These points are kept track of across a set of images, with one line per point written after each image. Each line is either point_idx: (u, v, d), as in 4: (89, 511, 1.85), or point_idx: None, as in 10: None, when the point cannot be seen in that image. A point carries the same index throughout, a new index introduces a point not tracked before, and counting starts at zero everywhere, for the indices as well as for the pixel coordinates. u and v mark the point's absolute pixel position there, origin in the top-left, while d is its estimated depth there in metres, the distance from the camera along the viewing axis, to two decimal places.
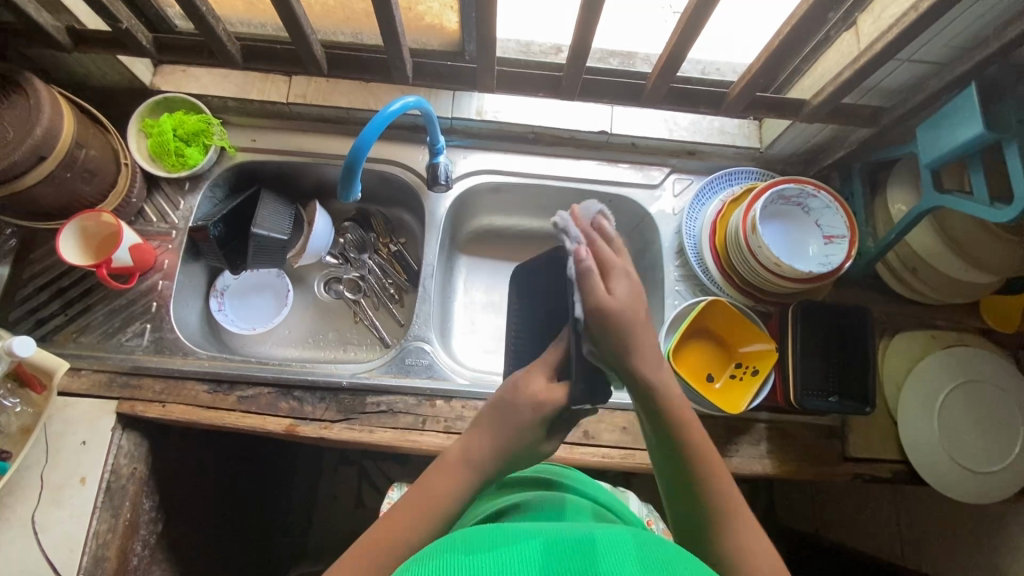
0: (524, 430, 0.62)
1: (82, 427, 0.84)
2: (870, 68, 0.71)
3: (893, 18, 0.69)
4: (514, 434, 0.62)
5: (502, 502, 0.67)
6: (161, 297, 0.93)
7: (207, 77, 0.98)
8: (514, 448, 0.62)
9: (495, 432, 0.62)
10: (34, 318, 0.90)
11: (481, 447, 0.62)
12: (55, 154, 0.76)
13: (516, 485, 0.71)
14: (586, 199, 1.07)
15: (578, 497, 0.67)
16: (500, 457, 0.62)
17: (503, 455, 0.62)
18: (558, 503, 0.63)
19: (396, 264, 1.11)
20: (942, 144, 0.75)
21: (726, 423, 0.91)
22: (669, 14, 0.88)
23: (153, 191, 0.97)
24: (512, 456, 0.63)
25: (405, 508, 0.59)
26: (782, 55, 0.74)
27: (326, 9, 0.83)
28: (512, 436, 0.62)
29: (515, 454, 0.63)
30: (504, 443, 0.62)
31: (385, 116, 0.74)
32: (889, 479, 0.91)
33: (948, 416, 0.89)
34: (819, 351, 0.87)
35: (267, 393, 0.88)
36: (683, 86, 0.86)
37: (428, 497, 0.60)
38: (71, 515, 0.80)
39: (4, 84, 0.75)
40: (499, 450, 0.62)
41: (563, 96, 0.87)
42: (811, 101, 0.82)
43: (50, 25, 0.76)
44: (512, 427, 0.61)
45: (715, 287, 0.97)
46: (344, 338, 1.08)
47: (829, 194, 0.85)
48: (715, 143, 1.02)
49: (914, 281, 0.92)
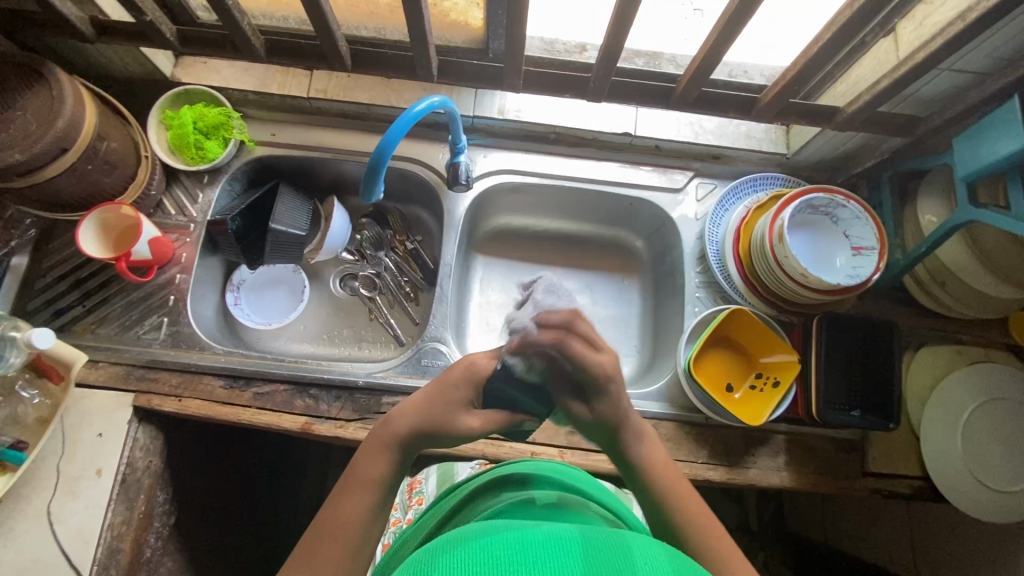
0: (449, 392, 0.62)
1: (98, 419, 0.84)
2: (910, 76, 0.69)
3: (938, 26, 0.67)
4: (439, 397, 0.62)
5: (498, 497, 0.64)
6: (178, 291, 0.93)
7: (229, 69, 0.97)
8: (437, 416, 0.61)
9: (428, 400, 0.62)
10: (52, 309, 0.90)
11: (410, 412, 0.61)
12: (77, 146, 0.76)
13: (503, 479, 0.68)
14: (607, 202, 1.06)
15: (578, 495, 0.65)
16: (419, 421, 0.61)
17: (429, 423, 0.61)
18: (545, 499, 0.60)
19: (412, 261, 1.10)
20: (981, 157, 0.72)
21: (745, 434, 0.90)
22: (690, 11, 0.82)
23: (172, 183, 0.96)
24: (439, 426, 0.61)
25: (348, 486, 0.59)
26: (820, 62, 0.72)
27: (350, 2, 0.80)
28: (444, 403, 0.61)
29: (436, 429, 0.61)
30: (427, 409, 0.61)
31: (411, 115, 0.74)
32: (909, 495, 0.89)
33: (973, 433, 0.86)
34: (842, 365, 0.86)
35: (283, 390, 0.87)
36: (714, 90, 0.84)
37: (360, 474, 0.60)
38: (86, 506, 0.81)
39: (28, 75, 0.75)
40: (422, 415, 0.61)
41: (591, 98, 0.87)
42: (845, 108, 0.80)
43: (73, 15, 0.75)
44: (446, 400, 0.61)
45: (737, 294, 0.95)
46: (359, 335, 1.07)
47: (859, 204, 0.83)
48: (741, 148, 1.00)
49: (942, 295, 0.90)
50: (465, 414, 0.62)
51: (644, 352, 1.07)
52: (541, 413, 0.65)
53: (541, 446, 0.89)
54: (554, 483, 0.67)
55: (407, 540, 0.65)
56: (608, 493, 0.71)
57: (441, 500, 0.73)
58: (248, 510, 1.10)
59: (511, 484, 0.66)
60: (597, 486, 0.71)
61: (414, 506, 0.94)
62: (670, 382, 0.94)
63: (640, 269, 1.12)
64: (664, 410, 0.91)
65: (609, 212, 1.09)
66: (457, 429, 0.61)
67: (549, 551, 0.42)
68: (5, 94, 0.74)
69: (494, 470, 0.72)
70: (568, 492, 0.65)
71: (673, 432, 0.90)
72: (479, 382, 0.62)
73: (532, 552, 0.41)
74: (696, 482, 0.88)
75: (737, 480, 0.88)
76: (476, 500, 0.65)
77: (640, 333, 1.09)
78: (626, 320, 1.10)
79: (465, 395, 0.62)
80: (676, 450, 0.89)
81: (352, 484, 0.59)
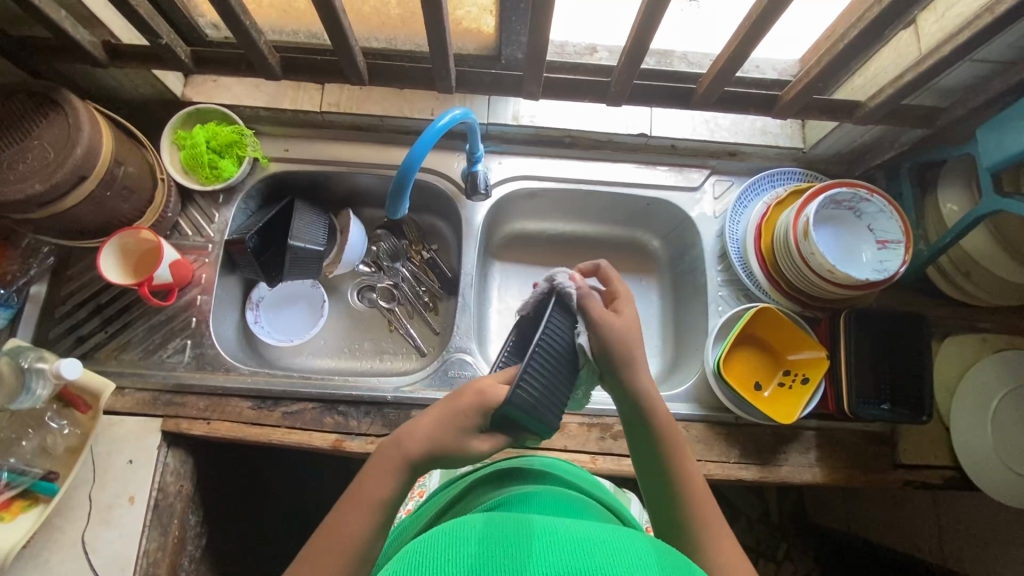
0: (457, 417, 0.57)
1: (128, 446, 0.83)
2: (936, 69, 0.69)
3: (963, 18, 0.66)
4: (446, 424, 0.57)
5: (495, 491, 0.63)
6: (200, 312, 0.92)
7: (239, 86, 0.96)
8: (447, 442, 0.57)
9: (434, 429, 0.56)
10: (74, 336, 0.89)
11: (417, 435, 0.57)
12: (95, 173, 0.75)
13: (506, 475, 0.67)
14: (623, 203, 1.05)
15: (581, 492, 0.65)
16: (430, 445, 0.57)
17: (438, 448, 0.57)
18: (561, 500, 0.59)
19: (429, 271, 1.09)
20: (1006, 147, 0.72)
21: (774, 432, 0.90)
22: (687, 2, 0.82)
23: (186, 204, 0.96)
24: (447, 452, 0.57)
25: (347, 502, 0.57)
26: (844, 60, 0.71)
27: (362, 15, 0.80)
28: (451, 431, 0.57)
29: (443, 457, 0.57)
30: (436, 432, 0.57)
31: (436, 129, 0.73)
32: (940, 485, 0.90)
33: (1002, 419, 0.87)
34: (870, 359, 0.86)
35: (312, 408, 0.87)
36: (732, 89, 0.84)
37: (364, 491, 0.57)
38: (120, 534, 0.80)
39: (43, 103, 0.74)
40: (431, 438, 0.57)
41: (609, 102, 0.86)
42: (867, 102, 0.79)
43: (86, 41, 0.74)
44: (453, 427, 0.57)
45: (759, 292, 0.95)
46: (379, 347, 1.07)
47: (883, 198, 0.82)
48: (757, 144, 0.99)
49: (967, 285, 0.90)
50: (472, 437, 0.57)
51: (666, 352, 1.07)
52: (547, 434, 0.60)
53: (572, 453, 0.89)
54: (565, 481, 0.67)
55: (408, 533, 0.66)
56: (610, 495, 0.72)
57: (441, 494, 0.73)
58: (274, 526, 1.09)
59: (515, 476, 0.66)
60: (597, 485, 0.72)
61: (413, 499, 0.88)
62: (697, 381, 0.93)
63: (657, 268, 1.12)
64: (692, 411, 0.91)
65: (625, 213, 1.08)
66: (465, 456, 0.57)
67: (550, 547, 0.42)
68: (22, 125, 0.73)
69: (491, 466, 0.71)
70: (573, 491, 0.65)
71: (703, 433, 0.90)
72: (488, 408, 0.56)
73: (549, 543, 0.42)
74: (728, 482, 0.88)
75: (770, 478, 0.88)
76: (476, 492, 0.65)
77: (661, 333, 1.08)
78: (645, 320, 1.09)
79: (471, 419, 0.57)
80: (708, 451, 0.89)
81: (365, 507, 0.56)
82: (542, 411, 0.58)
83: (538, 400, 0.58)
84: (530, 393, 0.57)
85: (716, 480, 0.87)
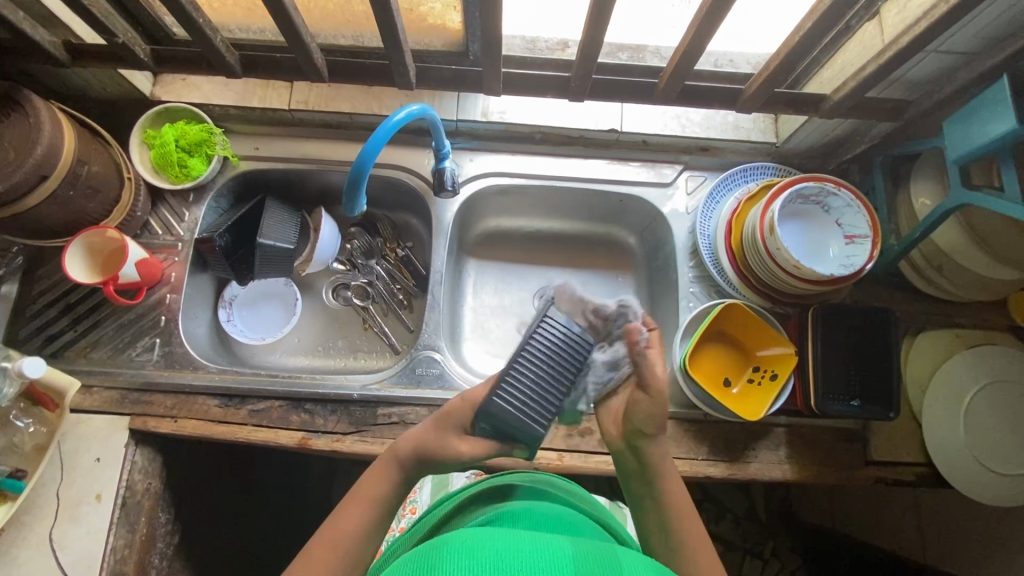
0: (446, 420, 0.67)
1: (95, 444, 0.84)
2: (895, 61, 0.68)
3: (921, 8, 0.65)
4: (434, 430, 0.66)
5: (487, 507, 0.64)
6: (169, 311, 0.92)
7: (208, 85, 0.97)
8: (432, 442, 0.65)
9: (423, 431, 0.66)
10: (44, 335, 0.89)
11: (410, 439, 0.66)
12: (57, 172, 0.75)
13: (497, 491, 0.68)
14: (595, 199, 1.04)
15: (577, 511, 0.66)
16: (418, 447, 0.65)
17: (424, 448, 0.65)
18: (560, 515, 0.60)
19: (404, 269, 1.09)
20: (972, 139, 0.71)
21: (744, 428, 0.90)
22: None
23: (157, 203, 0.96)
24: (431, 452, 0.64)
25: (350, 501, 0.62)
26: (803, 51, 0.70)
27: (325, 13, 0.80)
28: (437, 434, 0.66)
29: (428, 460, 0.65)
30: (427, 436, 0.65)
31: (391, 124, 0.73)
32: (913, 481, 0.89)
33: (974, 418, 0.86)
34: (842, 354, 0.84)
35: (278, 406, 0.87)
36: (696, 83, 0.83)
37: (365, 490, 0.63)
38: (87, 531, 0.81)
39: (4, 103, 0.75)
40: (419, 441, 0.65)
41: (573, 97, 0.85)
42: (832, 95, 0.78)
43: (46, 41, 0.74)
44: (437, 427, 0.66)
45: (730, 288, 0.94)
46: (353, 345, 1.07)
47: (850, 192, 0.82)
48: (730, 139, 0.99)
49: (938, 279, 0.89)
50: (456, 438, 0.66)
51: None
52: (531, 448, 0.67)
53: (540, 450, 0.89)
54: (559, 498, 0.68)
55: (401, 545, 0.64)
56: (602, 508, 0.74)
57: (429, 509, 0.71)
58: (250, 524, 1.09)
59: (510, 492, 0.67)
60: (590, 501, 0.74)
61: (406, 514, 0.94)
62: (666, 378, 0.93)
63: (633, 265, 1.11)
64: None
65: (599, 210, 1.07)
66: (450, 456, 0.64)
67: (531, 562, 0.42)
68: None
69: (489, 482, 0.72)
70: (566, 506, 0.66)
71: (671, 430, 0.89)
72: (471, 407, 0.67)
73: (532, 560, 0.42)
74: (697, 479, 0.88)
75: (738, 475, 0.87)
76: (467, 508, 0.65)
77: None
78: None
79: (459, 420, 0.67)
80: (676, 448, 0.88)
81: (362, 502, 0.62)
82: (519, 422, 0.64)
83: (515, 417, 0.64)
84: (507, 407, 0.64)
85: (685, 477, 0.87)
